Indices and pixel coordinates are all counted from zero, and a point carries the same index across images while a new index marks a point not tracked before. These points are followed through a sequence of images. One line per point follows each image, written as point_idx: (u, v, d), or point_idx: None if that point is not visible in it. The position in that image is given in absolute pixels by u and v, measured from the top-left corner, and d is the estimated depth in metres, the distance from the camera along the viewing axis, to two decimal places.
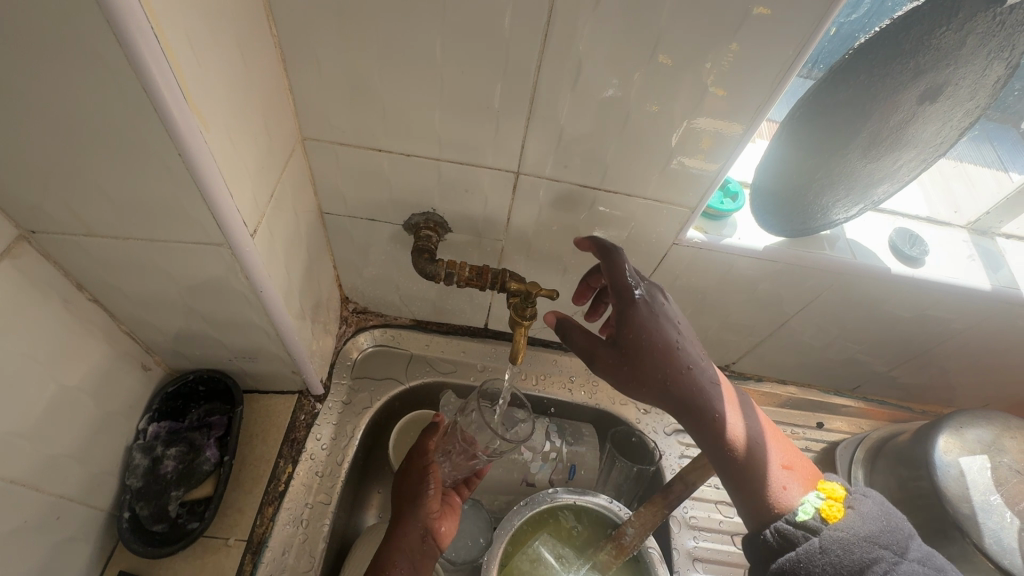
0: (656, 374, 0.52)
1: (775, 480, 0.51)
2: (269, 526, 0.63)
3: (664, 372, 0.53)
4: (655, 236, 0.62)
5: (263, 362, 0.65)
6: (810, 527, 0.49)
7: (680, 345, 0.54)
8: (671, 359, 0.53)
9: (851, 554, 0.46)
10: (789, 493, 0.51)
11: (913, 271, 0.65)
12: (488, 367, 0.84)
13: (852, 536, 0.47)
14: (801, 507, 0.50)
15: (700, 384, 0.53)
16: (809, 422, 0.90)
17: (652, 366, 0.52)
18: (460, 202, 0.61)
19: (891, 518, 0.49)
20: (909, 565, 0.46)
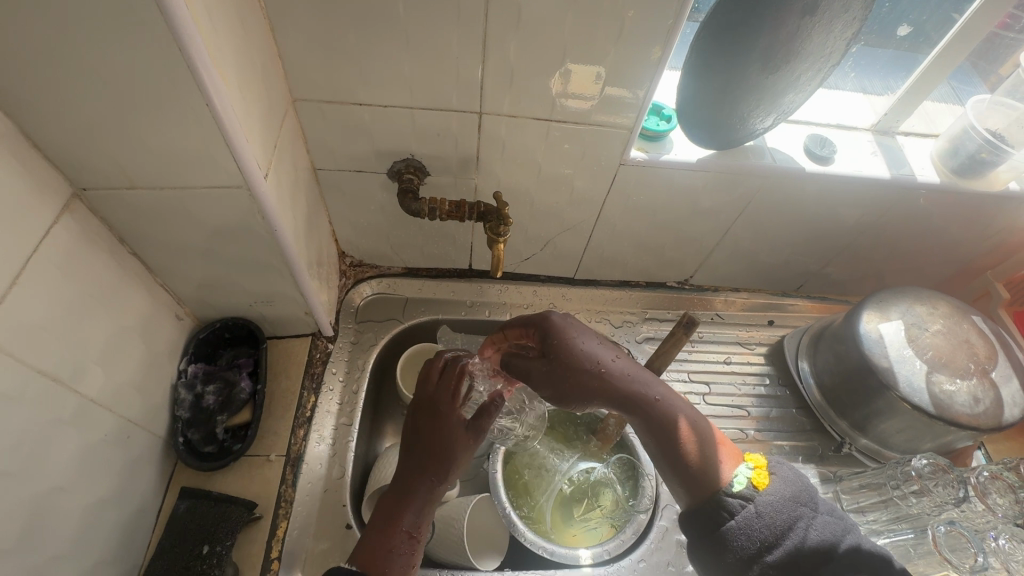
0: (579, 357, 0.66)
1: (711, 459, 0.63)
2: (302, 444, 0.74)
3: (582, 347, 0.67)
4: (605, 159, 0.72)
5: (280, 305, 0.75)
6: (746, 496, 0.60)
7: (599, 345, 0.69)
8: (585, 338, 0.68)
9: (781, 519, 0.57)
10: (724, 469, 0.62)
11: (823, 168, 0.76)
12: (476, 303, 0.95)
13: (781, 502, 0.59)
14: (735, 479, 0.61)
15: (622, 371, 0.67)
16: (763, 321, 1.02)
17: (577, 366, 0.66)
18: (434, 145, 0.70)
19: (802, 480, 0.62)
20: (822, 518, 0.59)
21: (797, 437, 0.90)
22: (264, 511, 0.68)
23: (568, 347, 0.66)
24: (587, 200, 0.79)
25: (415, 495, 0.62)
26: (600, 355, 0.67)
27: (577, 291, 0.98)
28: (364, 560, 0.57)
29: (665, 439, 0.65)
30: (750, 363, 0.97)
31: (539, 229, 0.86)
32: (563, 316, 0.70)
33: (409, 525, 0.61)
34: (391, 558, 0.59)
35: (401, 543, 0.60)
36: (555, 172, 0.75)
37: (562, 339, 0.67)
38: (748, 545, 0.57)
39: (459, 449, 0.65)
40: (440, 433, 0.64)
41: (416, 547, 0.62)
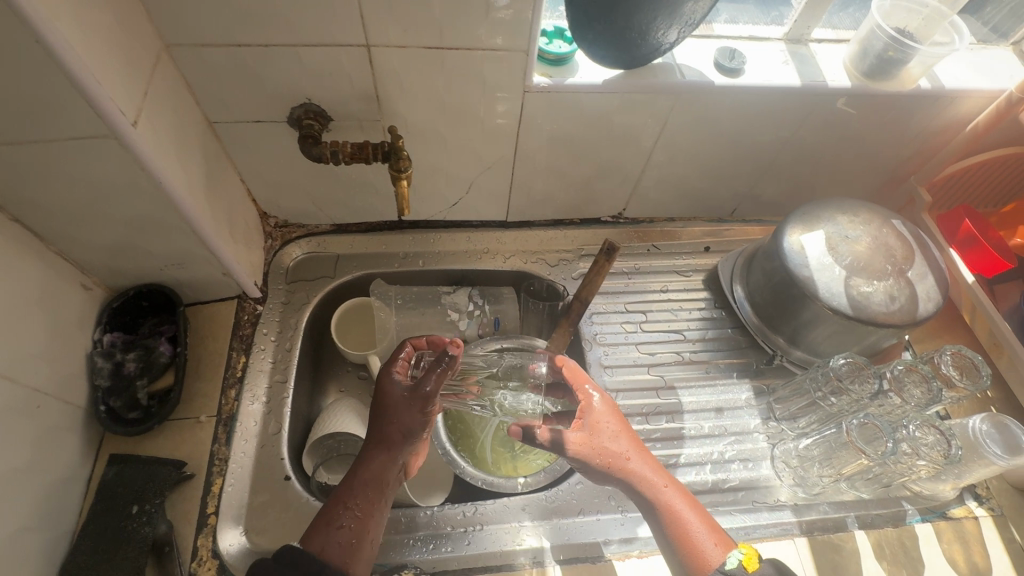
0: (607, 441, 0.67)
1: (702, 540, 0.62)
2: (234, 403, 0.75)
3: (616, 423, 0.69)
4: (507, 87, 0.71)
5: (193, 268, 0.73)
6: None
7: (626, 430, 0.69)
8: (617, 423, 0.69)
9: None
10: (715, 551, 0.61)
11: (732, 81, 0.76)
12: (410, 255, 0.95)
13: None
14: (726, 561, 0.60)
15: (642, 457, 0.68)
16: (698, 247, 1.02)
17: (603, 447, 0.67)
18: (329, 86, 0.68)
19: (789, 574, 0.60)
20: None
21: (732, 355, 0.92)
22: (197, 469, 0.69)
23: (603, 424, 0.69)
24: (500, 134, 0.78)
25: (366, 471, 0.63)
26: (631, 437, 0.69)
27: (511, 235, 0.98)
28: (309, 530, 0.58)
29: (661, 524, 0.64)
30: (687, 289, 0.98)
31: (458, 170, 0.84)
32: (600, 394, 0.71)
33: (357, 499, 0.61)
34: (330, 532, 0.58)
35: (346, 517, 0.60)
36: (460, 106, 0.73)
37: (595, 413, 0.69)
38: None
39: (404, 412, 0.65)
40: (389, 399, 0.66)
41: (365, 528, 0.60)
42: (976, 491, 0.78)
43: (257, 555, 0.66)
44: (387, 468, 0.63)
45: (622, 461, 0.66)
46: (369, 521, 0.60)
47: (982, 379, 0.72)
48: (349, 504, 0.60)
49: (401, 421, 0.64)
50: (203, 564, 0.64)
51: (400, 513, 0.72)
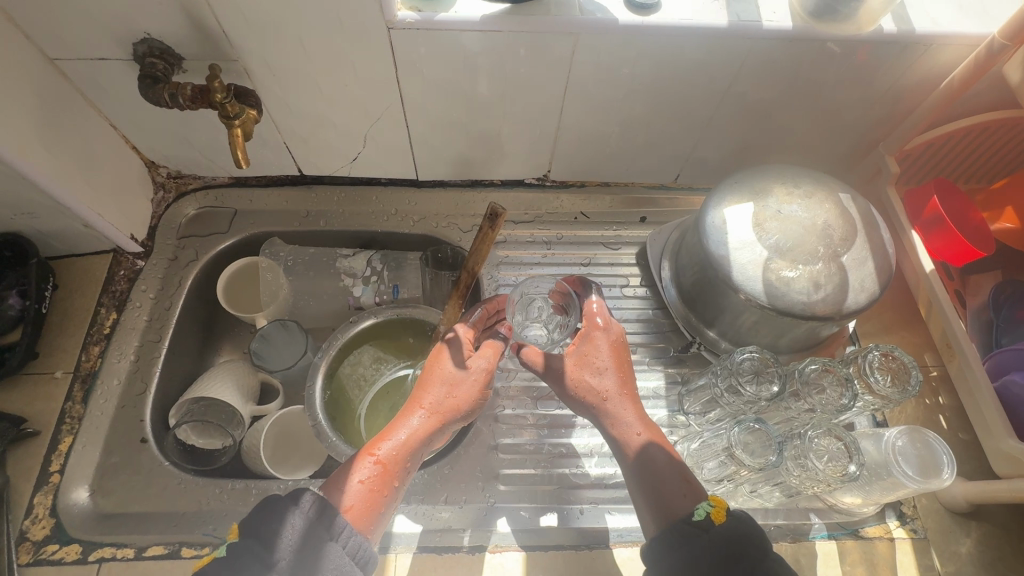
0: (598, 375, 0.63)
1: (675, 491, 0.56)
2: (97, 361, 0.72)
3: (611, 361, 0.64)
4: (367, 23, 0.61)
5: (46, 218, 0.69)
6: (699, 525, 0.52)
7: (622, 373, 0.64)
8: (616, 364, 0.64)
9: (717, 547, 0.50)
10: (686, 501, 0.55)
11: (642, 19, 0.64)
12: (313, 213, 0.88)
13: (728, 534, 0.50)
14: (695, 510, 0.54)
15: (634, 405, 0.63)
16: (633, 217, 0.92)
17: (587, 377, 0.63)
18: (164, 19, 0.60)
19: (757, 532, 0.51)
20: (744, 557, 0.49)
21: (651, 337, 0.83)
22: (43, 428, 0.67)
23: (595, 357, 0.64)
24: (378, 80, 0.69)
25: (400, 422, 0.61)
26: (622, 378, 0.64)
27: (423, 195, 0.90)
28: (332, 481, 0.56)
29: (640, 474, 0.59)
30: (613, 263, 0.89)
31: (345, 121, 0.76)
32: (607, 327, 0.65)
33: (384, 453, 0.58)
34: (350, 483, 0.56)
35: (367, 472, 0.57)
36: (321, 46, 0.64)
37: (591, 346, 0.64)
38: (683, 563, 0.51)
39: (456, 379, 0.63)
40: (438, 361, 0.64)
41: (386, 485, 0.57)
42: (900, 510, 0.69)
43: (96, 516, 0.65)
44: (427, 431, 0.60)
45: (599, 398, 0.63)
46: (395, 472, 0.58)
47: (912, 387, 0.61)
48: (373, 459, 0.58)
49: (459, 389, 0.62)
50: (37, 522, 0.63)
51: (252, 484, 0.69)
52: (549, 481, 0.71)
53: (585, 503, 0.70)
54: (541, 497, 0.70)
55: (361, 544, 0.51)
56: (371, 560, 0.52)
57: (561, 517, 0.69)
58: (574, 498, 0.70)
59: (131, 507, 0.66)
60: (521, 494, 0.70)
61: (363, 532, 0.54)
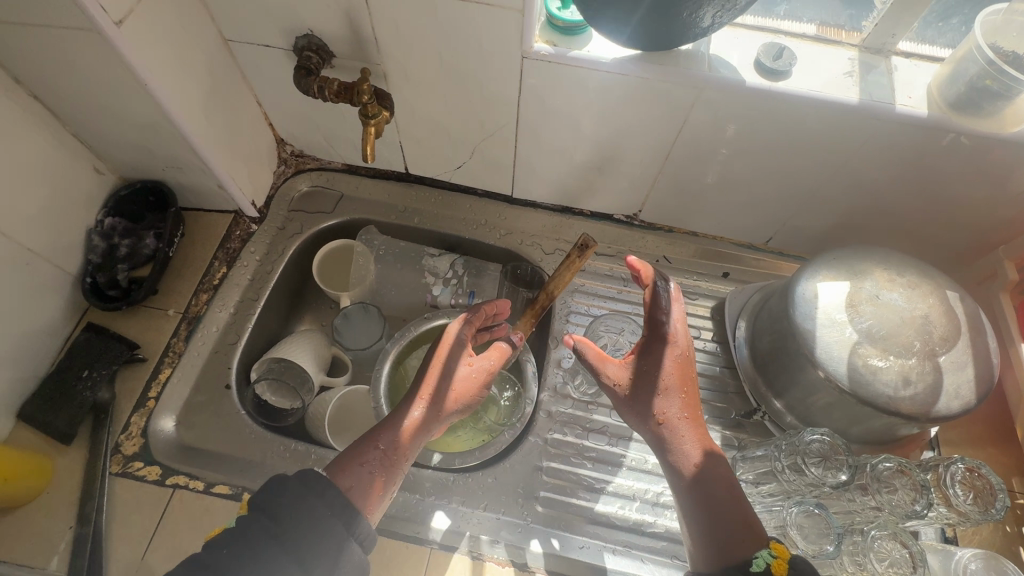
0: (661, 392, 0.63)
1: (731, 531, 0.56)
2: (203, 308, 0.80)
3: (669, 378, 0.63)
4: (504, 48, 0.65)
5: (190, 174, 0.78)
6: None
7: (684, 393, 0.63)
8: (680, 385, 0.63)
9: None
10: (744, 545, 0.55)
11: (771, 84, 0.64)
12: (409, 209, 0.94)
13: None
14: (755, 559, 0.53)
15: (695, 430, 0.62)
16: (715, 272, 0.91)
17: (648, 394, 0.63)
18: (328, 20, 0.67)
19: None
20: None
21: (714, 395, 0.82)
22: (149, 356, 0.75)
23: (659, 373, 0.63)
24: (500, 101, 0.73)
25: (397, 415, 0.64)
26: (686, 399, 0.63)
27: (514, 212, 0.93)
28: (335, 465, 0.59)
29: (696, 506, 0.59)
30: (686, 312, 0.88)
31: (460, 132, 0.81)
32: (675, 342, 0.64)
33: (385, 442, 0.61)
34: (359, 467, 0.58)
35: (372, 458, 0.60)
36: (457, 63, 0.69)
37: (655, 361, 0.64)
38: None
39: (454, 376, 0.67)
40: (440, 353, 0.67)
41: (389, 472, 0.60)
42: None
43: (177, 445, 0.72)
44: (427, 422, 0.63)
45: (658, 418, 0.63)
46: (399, 464, 0.61)
47: (996, 510, 0.57)
48: (380, 446, 0.61)
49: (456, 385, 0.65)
50: (130, 438, 0.70)
51: (312, 449, 0.74)
52: (587, 513, 0.71)
53: (619, 545, 0.70)
54: (576, 528, 0.70)
55: (355, 519, 0.54)
56: (370, 535, 0.55)
57: (593, 552, 0.69)
58: (609, 536, 0.70)
59: (207, 444, 0.73)
60: (557, 519, 0.71)
61: (364, 513, 0.56)
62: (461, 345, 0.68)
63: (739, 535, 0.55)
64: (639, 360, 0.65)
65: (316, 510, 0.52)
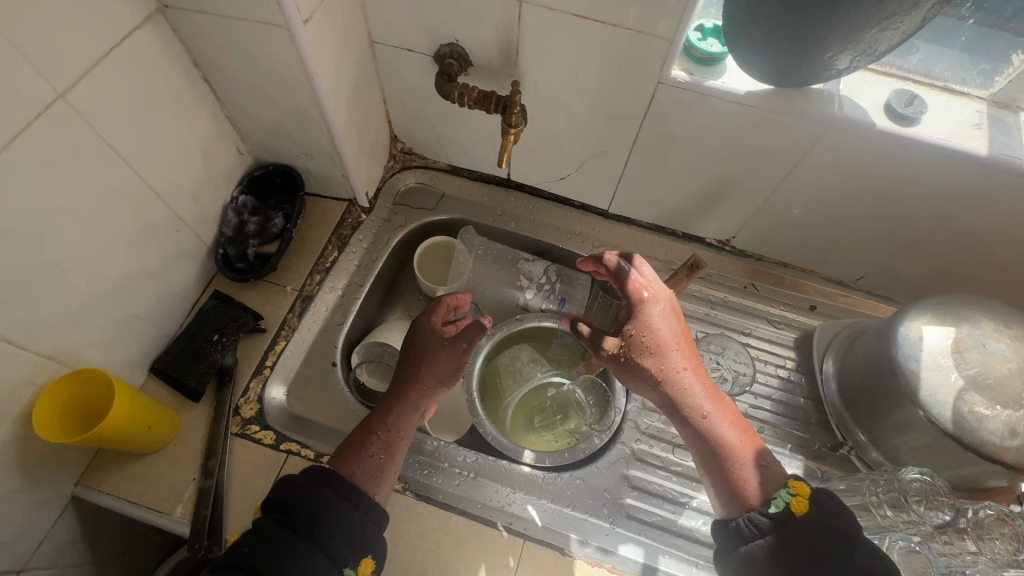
0: (659, 353, 0.66)
1: (748, 475, 0.61)
2: (316, 288, 0.85)
3: (661, 342, 0.66)
4: (643, 73, 0.69)
5: (321, 162, 0.83)
6: (779, 518, 0.57)
7: (677, 351, 0.67)
8: (672, 342, 0.67)
9: (812, 542, 0.54)
10: (762, 487, 0.60)
11: (901, 129, 0.66)
12: (506, 214, 0.98)
13: (816, 526, 0.55)
14: (772, 500, 0.59)
15: (697, 384, 0.66)
16: (802, 304, 0.92)
17: (645, 360, 0.66)
18: (478, 32, 0.71)
19: (849, 515, 0.57)
20: (852, 555, 0.54)
21: (796, 425, 0.83)
22: (268, 328, 0.80)
23: (651, 340, 0.66)
24: (623, 121, 0.77)
25: (385, 403, 0.67)
26: (682, 359, 0.67)
27: (608, 225, 0.97)
28: (337, 460, 0.63)
29: (711, 457, 0.64)
30: (771, 340, 0.90)
31: (574, 146, 0.85)
32: (659, 304, 0.68)
33: (381, 426, 0.65)
34: (360, 459, 0.62)
35: (376, 446, 0.64)
36: (591, 83, 0.73)
37: (645, 328, 0.67)
38: (777, 565, 0.55)
39: (433, 356, 0.69)
40: (419, 343, 0.71)
41: (390, 457, 0.64)
42: None
43: (288, 415, 0.76)
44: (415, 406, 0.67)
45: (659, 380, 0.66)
46: (397, 448, 0.65)
47: None
48: (380, 434, 0.65)
49: (435, 366, 0.68)
50: (248, 403, 0.75)
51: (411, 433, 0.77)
52: (671, 526, 0.73)
53: (702, 560, 0.71)
54: (660, 538, 0.72)
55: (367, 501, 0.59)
56: (383, 513, 0.60)
57: (676, 565, 0.70)
58: (692, 551, 0.71)
59: (315, 417, 0.77)
60: (642, 528, 0.73)
61: (370, 496, 0.60)
62: (438, 334, 0.72)
63: (755, 479, 0.61)
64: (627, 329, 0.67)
65: (323, 497, 0.56)
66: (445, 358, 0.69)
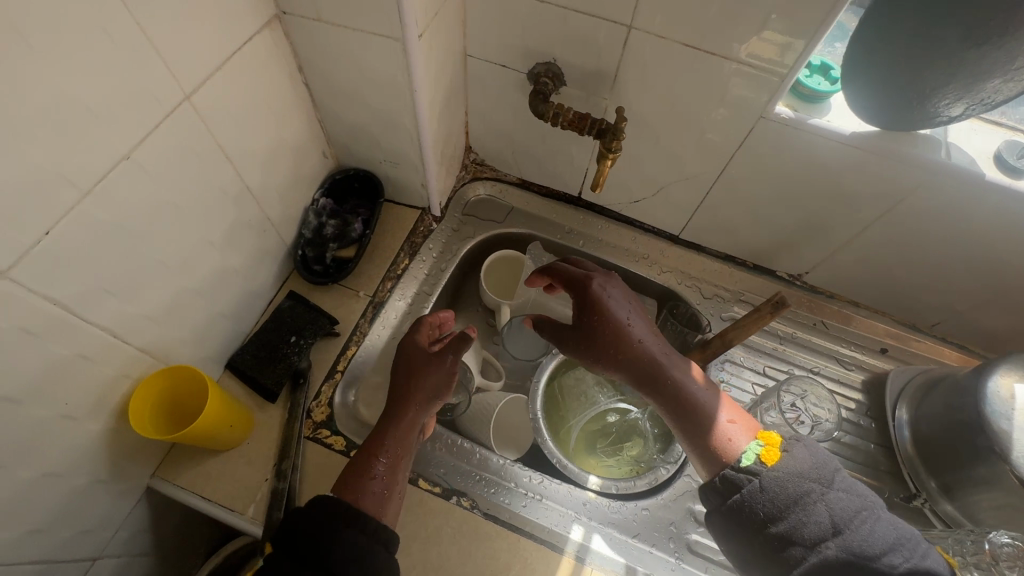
0: (617, 330, 0.67)
1: (722, 433, 0.61)
2: (386, 294, 0.85)
3: (614, 319, 0.67)
4: (746, 107, 0.68)
5: (403, 170, 0.84)
6: (753, 471, 0.57)
7: (633, 326, 0.68)
8: (627, 317, 0.68)
9: (790, 488, 0.55)
10: (736, 444, 0.60)
11: (1011, 181, 0.64)
12: (573, 231, 0.97)
13: (792, 476, 0.56)
14: (744, 455, 0.58)
15: (660, 353, 0.67)
16: (873, 346, 0.91)
17: (603, 339, 0.67)
18: (579, 54, 0.71)
19: (821, 457, 0.58)
20: (832, 494, 0.55)
21: (865, 471, 0.82)
22: (340, 332, 0.81)
23: (604, 320, 0.67)
24: (714, 151, 0.76)
25: (382, 428, 0.65)
26: (640, 333, 0.67)
27: (677, 250, 0.96)
28: (340, 489, 0.60)
29: (683, 423, 0.63)
30: (840, 380, 0.88)
31: (656, 171, 0.84)
32: (603, 286, 0.70)
33: (377, 450, 0.63)
34: (363, 483, 0.60)
35: (379, 469, 0.62)
36: (688, 111, 0.72)
37: (598, 310, 0.68)
38: (762, 516, 0.55)
39: (424, 375, 0.68)
40: (407, 364, 0.70)
41: (395, 480, 0.62)
42: None
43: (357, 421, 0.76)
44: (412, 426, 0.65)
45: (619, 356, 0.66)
46: (399, 470, 0.63)
47: None
48: (381, 457, 0.62)
49: (427, 380, 0.68)
50: (319, 406, 0.75)
51: (476, 449, 0.77)
52: None
53: None
54: None
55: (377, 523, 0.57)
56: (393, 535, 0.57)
57: None
58: None
59: None
60: (706, 566, 0.71)
61: (377, 520, 0.58)
62: (424, 352, 0.70)
63: (728, 436, 0.60)
64: (582, 313, 0.69)
65: (328, 525, 0.53)
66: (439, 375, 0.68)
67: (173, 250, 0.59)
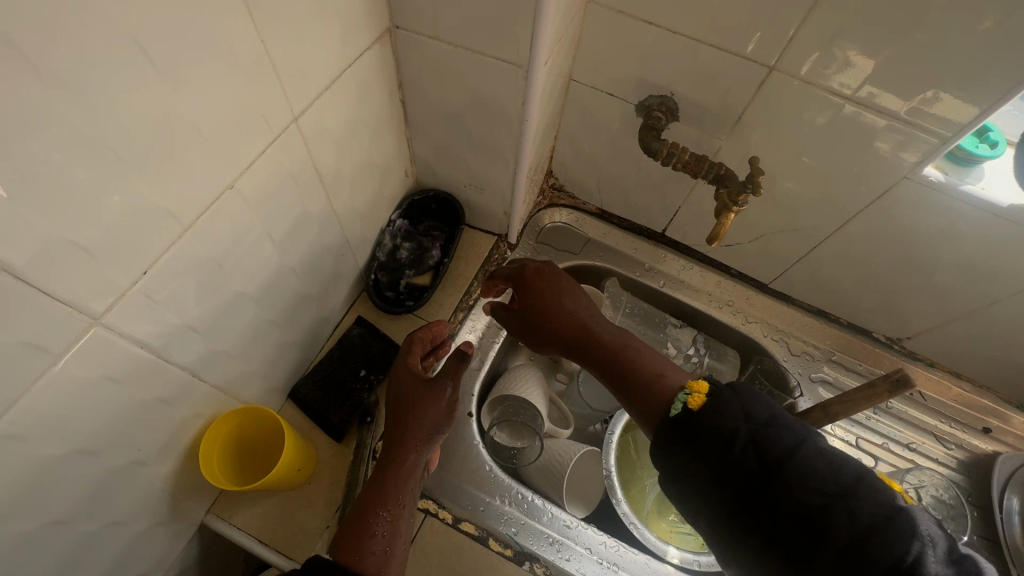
0: (552, 305, 0.67)
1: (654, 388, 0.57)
2: (457, 326, 0.79)
3: (542, 293, 0.68)
4: (889, 165, 0.61)
5: (487, 196, 0.78)
6: (677, 418, 0.51)
7: (565, 300, 0.67)
8: (563, 292, 0.68)
9: (711, 429, 0.48)
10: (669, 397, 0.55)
11: None
12: (653, 269, 0.91)
13: (711, 414, 0.49)
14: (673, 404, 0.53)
15: (591, 323, 0.66)
16: (975, 425, 0.83)
17: (535, 317, 0.67)
18: (702, 91, 0.65)
19: (746, 394, 0.50)
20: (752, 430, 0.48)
21: None
22: None
23: (533, 298, 0.68)
24: (837, 206, 0.69)
25: (378, 476, 0.58)
26: (570, 305, 0.67)
27: (765, 300, 0.89)
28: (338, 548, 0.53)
29: (620, 388, 0.60)
30: (939, 459, 0.81)
31: (760, 218, 0.77)
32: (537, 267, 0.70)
33: (371, 500, 0.56)
34: (364, 544, 0.53)
35: (381, 523, 0.55)
36: (816, 163, 0.66)
37: (527, 288, 0.69)
38: (689, 468, 0.49)
39: (418, 406, 0.62)
40: (402, 394, 0.63)
41: (396, 531, 0.56)
42: None
43: None
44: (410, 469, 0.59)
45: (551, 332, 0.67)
46: (399, 519, 0.56)
47: None
48: (381, 510, 0.56)
49: (424, 412, 0.61)
50: None
51: (547, 508, 0.71)
52: None
53: None
54: None
55: None
56: None
57: None
58: None
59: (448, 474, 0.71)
60: None
61: None
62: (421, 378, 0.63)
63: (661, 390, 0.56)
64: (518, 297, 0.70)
65: None
66: (433, 400, 0.62)
67: (258, 282, 0.54)
